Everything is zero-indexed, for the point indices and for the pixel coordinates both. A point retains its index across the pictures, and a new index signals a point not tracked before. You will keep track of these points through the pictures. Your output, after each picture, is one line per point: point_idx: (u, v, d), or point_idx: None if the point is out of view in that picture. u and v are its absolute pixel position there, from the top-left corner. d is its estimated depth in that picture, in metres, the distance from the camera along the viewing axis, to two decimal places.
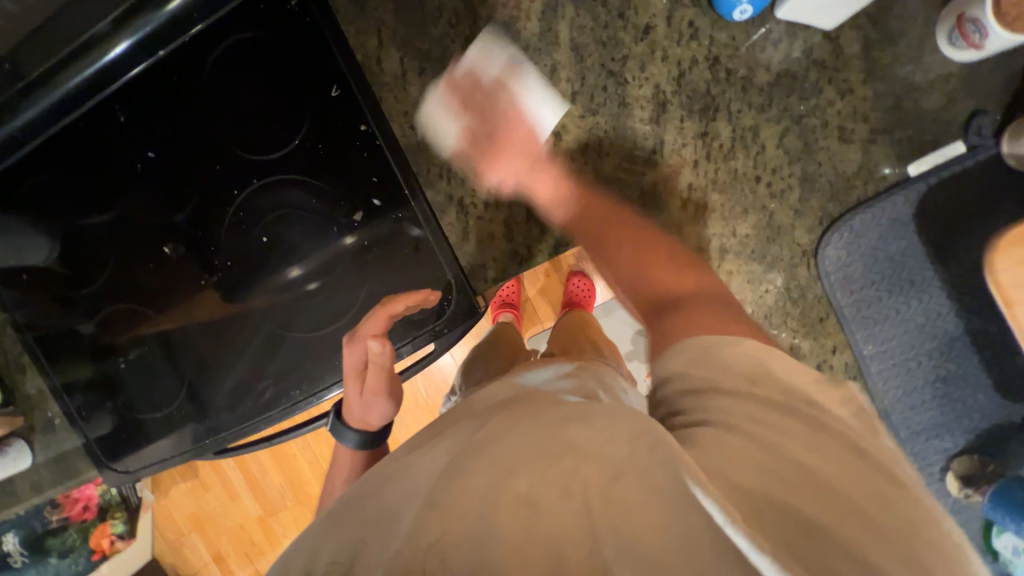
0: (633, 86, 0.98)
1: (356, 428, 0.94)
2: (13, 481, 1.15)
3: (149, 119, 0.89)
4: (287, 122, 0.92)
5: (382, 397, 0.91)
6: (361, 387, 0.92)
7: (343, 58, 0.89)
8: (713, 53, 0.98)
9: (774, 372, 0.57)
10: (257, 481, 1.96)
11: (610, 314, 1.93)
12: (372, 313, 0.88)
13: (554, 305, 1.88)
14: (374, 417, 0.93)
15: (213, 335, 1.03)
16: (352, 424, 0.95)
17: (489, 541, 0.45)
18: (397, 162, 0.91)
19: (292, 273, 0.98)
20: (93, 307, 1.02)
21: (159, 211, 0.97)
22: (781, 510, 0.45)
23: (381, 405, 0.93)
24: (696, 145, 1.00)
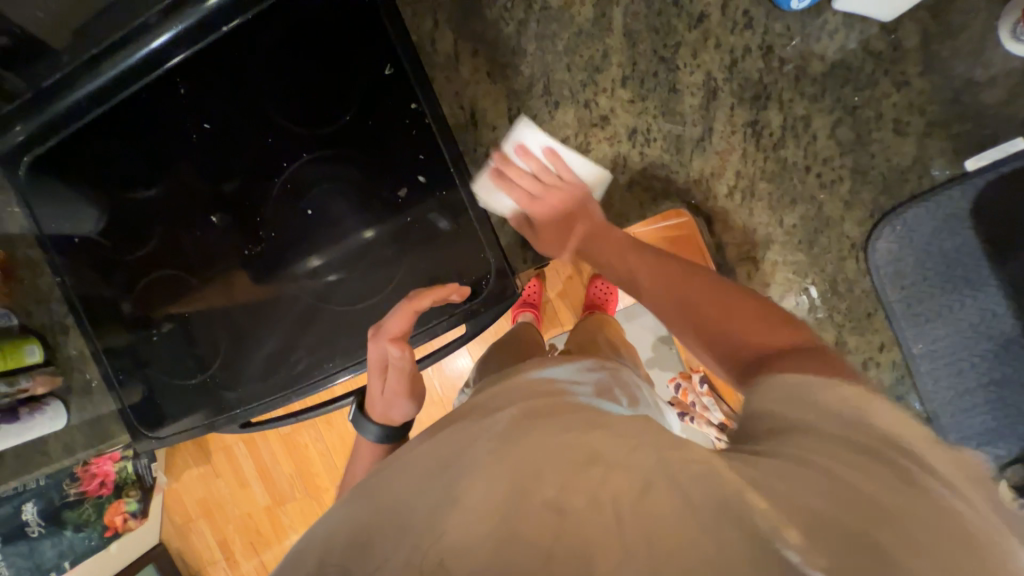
0: (681, 70, 0.87)
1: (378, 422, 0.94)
2: (46, 442, 1.17)
3: (209, 93, 0.95)
4: (339, 98, 0.94)
5: (405, 397, 0.91)
6: (383, 385, 0.92)
7: (396, 35, 0.90)
8: (766, 43, 0.86)
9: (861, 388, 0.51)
10: (267, 469, 1.96)
11: (631, 320, 1.86)
12: (400, 308, 0.88)
13: (574, 308, 1.82)
14: (397, 413, 0.93)
15: (252, 305, 1.04)
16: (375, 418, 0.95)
17: (526, 545, 0.45)
18: (444, 140, 0.91)
19: (313, 263, 1.01)
20: (138, 274, 1.06)
21: (209, 180, 1.00)
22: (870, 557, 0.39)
23: (403, 405, 0.92)
24: (745, 136, 0.88)
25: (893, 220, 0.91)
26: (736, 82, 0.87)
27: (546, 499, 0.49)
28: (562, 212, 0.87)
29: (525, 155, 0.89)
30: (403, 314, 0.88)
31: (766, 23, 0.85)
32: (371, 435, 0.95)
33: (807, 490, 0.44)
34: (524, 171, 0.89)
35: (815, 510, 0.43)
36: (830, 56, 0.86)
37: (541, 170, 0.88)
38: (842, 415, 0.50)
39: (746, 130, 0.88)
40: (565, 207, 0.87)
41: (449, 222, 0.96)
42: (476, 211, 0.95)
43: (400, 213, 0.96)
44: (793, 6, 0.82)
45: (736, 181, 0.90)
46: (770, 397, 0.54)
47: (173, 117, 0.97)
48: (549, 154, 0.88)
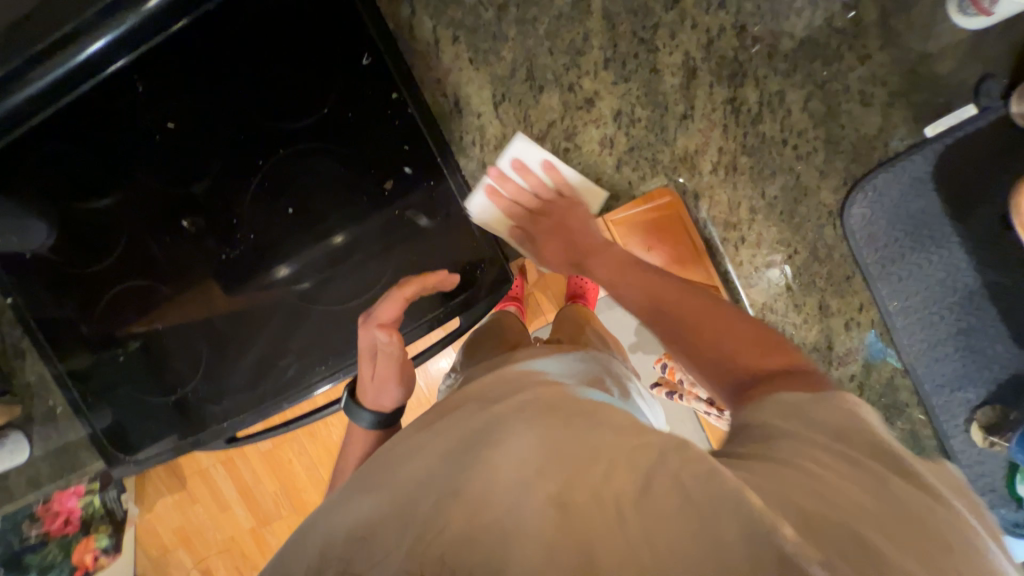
0: (659, 51, 0.85)
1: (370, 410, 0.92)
2: (7, 477, 1.08)
3: (166, 90, 0.89)
4: (316, 90, 0.91)
5: (395, 381, 0.92)
6: (373, 371, 0.91)
7: (371, 23, 0.87)
8: (740, 20, 0.83)
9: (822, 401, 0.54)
10: (249, 489, 1.87)
11: (614, 306, 1.89)
12: (389, 297, 0.86)
13: (557, 298, 1.83)
14: (387, 399, 0.93)
15: (232, 312, 0.99)
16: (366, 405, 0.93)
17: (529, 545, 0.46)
18: (429, 130, 0.90)
19: (280, 272, 0.98)
20: (102, 288, 0.99)
21: (178, 183, 0.95)
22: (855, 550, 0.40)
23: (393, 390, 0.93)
24: (724, 115, 0.85)
25: (865, 185, 0.87)
26: (715, 58, 0.84)
27: (549, 497, 0.49)
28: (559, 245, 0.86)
29: (522, 169, 0.90)
30: (393, 303, 0.87)
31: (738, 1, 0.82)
32: (364, 423, 0.92)
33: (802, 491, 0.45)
34: (524, 185, 0.90)
35: (811, 499, 0.44)
36: (800, 32, 0.83)
37: (540, 184, 0.90)
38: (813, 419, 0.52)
39: (725, 108, 0.85)
40: (567, 215, 0.88)
41: (431, 215, 0.94)
42: (461, 203, 0.94)
43: (388, 207, 0.94)
44: None
45: (717, 160, 0.86)
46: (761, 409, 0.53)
47: (133, 116, 0.91)
48: (549, 170, 0.89)
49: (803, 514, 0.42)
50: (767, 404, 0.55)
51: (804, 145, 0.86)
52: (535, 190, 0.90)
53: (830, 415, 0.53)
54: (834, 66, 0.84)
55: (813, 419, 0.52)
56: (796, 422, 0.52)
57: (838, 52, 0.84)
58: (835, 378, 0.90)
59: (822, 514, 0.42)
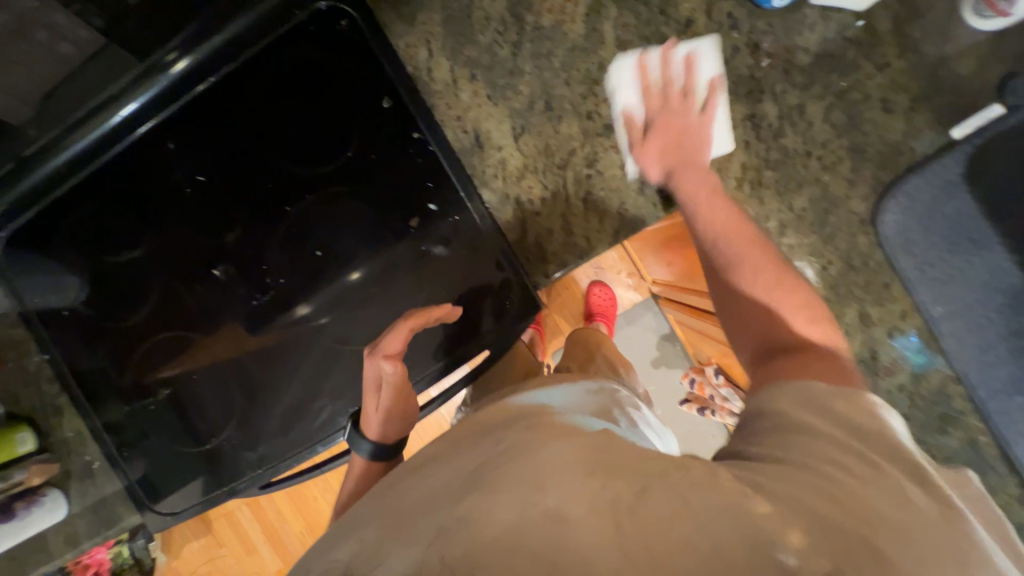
0: (676, 74, 0.86)
1: (372, 440, 0.82)
2: (44, 536, 1.07)
3: (201, 145, 0.94)
4: (339, 135, 0.93)
5: (402, 418, 0.83)
6: (379, 405, 0.83)
7: (390, 67, 0.90)
8: (753, 39, 0.84)
9: (859, 404, 0.53)
10: (274, 530, 1.84)
11: (634, 322, 1.87)
12: (398, 326, 0.80)
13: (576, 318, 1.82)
14: (393, 431, 0.83)
15: (265, 355, 1.00)
16: (369, 435, 0.83)
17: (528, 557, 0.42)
18: (450, 165, 0.90)
19: (300, 310, 0.98)
20: (137, 340, 1.00)
21: (209, 233, 0.97)
22: (850, 536, 0.42)
23: (396, 425, 0.83)
24: (746, 130, 0.85)
25: (896, 191, 0.84)
26: (731, 78, 0.85)
27: (546, 510, 0.44)
28: (662, 144, 0.82)
29: (667, 62, 0.84)
30: (402, 331, 0.81)
31: (749, 23, 0.84)
32: (365, 454, 0.82)
33: (798, 484, 0.46)
34: (667, 89, 0.83)
35: (814, 500, 0.45)
36: (814, 47, 0.84)
37: (682, 96, 0.83)
38: (841, 419, 0.52)
39: (746, 124, 0.85)
40: (681, 135, 0.82)
41: (444, 243, 0.94)
42: (487, 234, 0.93)
43: (415, 243, 0.95)
44: (776, 4, 0.83)
45: (744, 174, 0.86)
46: (795, 410, 0.54)
47: (168, 173, 0.95)
48: (688, 60, 0.84)
49: (816, 525, 0.42)
50: (783, 389, 0.57)
51: (829, 156, 0.85)
52: (665, 85, 0.83)
53: (873, 429, 0.51)
54: (852, 77, 0.84)
55: (850, 428, 0.51)
56: (847, 432, 0.51)
57: (856, 61, 0.84)
58: (882, 387, 0.87)
59: (827, 516, 0.43)
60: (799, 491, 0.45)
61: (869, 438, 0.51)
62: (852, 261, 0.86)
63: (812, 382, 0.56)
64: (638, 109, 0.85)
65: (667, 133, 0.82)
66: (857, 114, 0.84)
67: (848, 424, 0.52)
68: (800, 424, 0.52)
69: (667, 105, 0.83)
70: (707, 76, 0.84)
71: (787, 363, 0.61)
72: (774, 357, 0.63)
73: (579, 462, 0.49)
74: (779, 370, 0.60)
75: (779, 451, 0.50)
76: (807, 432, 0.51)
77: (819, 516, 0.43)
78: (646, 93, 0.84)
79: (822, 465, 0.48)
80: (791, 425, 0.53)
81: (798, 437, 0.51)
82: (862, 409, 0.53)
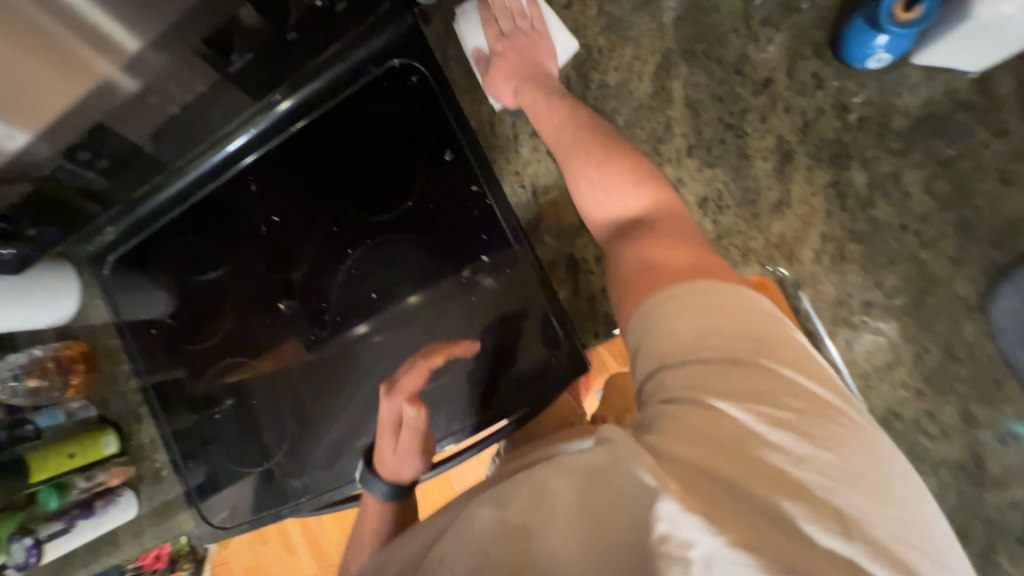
0: (749, 135, 0.81)
1: (387, 480, 0.87)
2: (116, 531, 1.18)
3: (279, 188, 1.02)
4: (402, 183, 0.97)
5: (419, 456, 0.86)
6: (395, 444, 0.86)
7: (455, 121, 0.92)
8: (841, 101, 0.77)
9: (767, 344, 0.49)
10: (314, 536, 1.91)
11: None
12: (416, 365, 0.84)
13: None
14: (407, 471, 0.87)
15: (316, 387, 1.04)
16: (384, 476, 0.88)
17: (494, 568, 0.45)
18: (506, 219, 0.91)
19: (358, 330, 1.01)
20: (208, 361, 1.09)
21: (278, 269, 1.04)
22: (729, 491, 0.41)
23: (414, 463, 0.87)
24: (828, 198, 0.78)
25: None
26: (816, 140, 0.78)
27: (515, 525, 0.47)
28: (511, 63, 0.85)
29: None
30: (419, 370, 0.85)
31: (837, 83, 0.78)
32: (380, 493, 0.87)
33: (687, 441, 0.44)
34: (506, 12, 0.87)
35: (729, 477, 0.42)
36: (915, 110, 0.76)
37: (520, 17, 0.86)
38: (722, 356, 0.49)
39: (828, 191, 0.78)
40: (533, 50, 0.85)
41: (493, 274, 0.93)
42: (537, 290, 0.92)
43: (465, 292, 0.95)
44: (869, 66, 0.75)
45: (822, 246, 0.78)
46: (688, 365, 0.49)
47: (248, 211, 1.03)
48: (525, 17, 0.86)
49: (697, 477, 0.42)
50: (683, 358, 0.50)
51: (929, 230, 0.75)
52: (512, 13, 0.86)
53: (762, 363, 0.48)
54: (961, 142, 0.74)
55: (734, 322, 0.50)
56: (730, 368, 0.48)
57: (967, 126, 0.74)
58: (990, 503, 0.75)
59: (738, 492, 0.41)
60: (688, 451, 0.44)
61: (764, 362, 0.48)
62: (957, 353, 0.75)
63: (709, 343, 0.49)
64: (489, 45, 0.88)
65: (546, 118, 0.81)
66: (967, 186, 0.74)
67: (732, 360, 0.48)
68: (693, 375, 0.49)
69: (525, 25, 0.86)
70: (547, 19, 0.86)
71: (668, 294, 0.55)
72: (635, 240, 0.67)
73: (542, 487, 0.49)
74: (683, 278, 0.56)
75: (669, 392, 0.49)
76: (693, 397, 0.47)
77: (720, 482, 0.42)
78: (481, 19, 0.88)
79: (728, 415, 0.45)
80: (689, 378, 0.49)
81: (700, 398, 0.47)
82: (742, 313, 0.51)
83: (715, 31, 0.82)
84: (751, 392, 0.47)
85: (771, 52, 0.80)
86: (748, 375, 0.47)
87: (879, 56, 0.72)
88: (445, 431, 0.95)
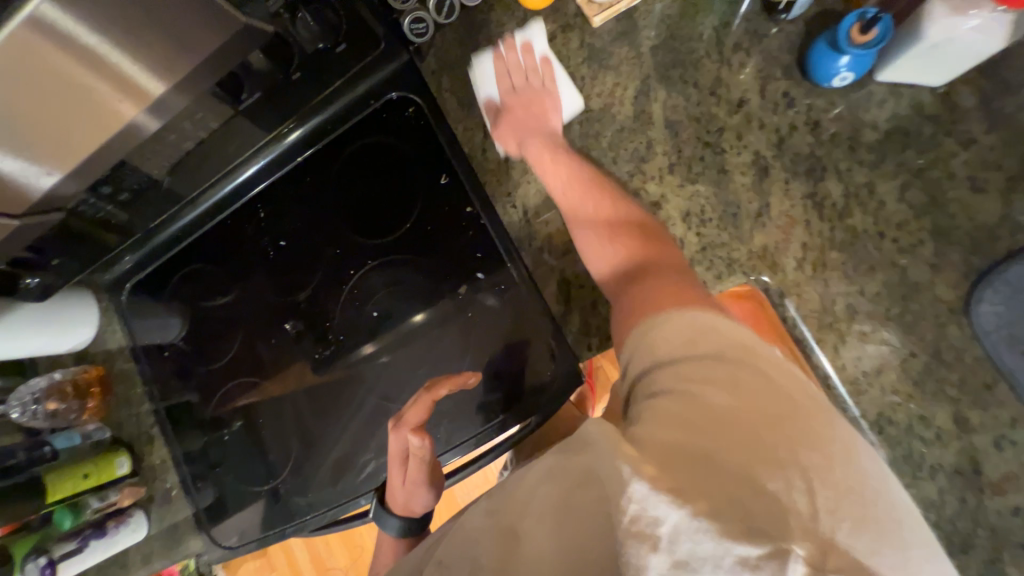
0: (727, 151, 0.85)
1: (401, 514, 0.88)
2: (126, 553, 1.20)
3: (286, 214, 1.07)
4: (401, 207, 1.02)
5: (426, 487, 0.84)
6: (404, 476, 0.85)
7: (450, 147, 0.98)
8: (812, 117, 0.82)
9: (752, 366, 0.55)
10: (322, 561, 1.89)
11: None
12: (417, 397, 0.82)
13: None
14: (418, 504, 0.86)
15: (320, 405, 1.08)
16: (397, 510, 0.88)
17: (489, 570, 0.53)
18: (499, 237, 0.95)
19: (366, 348, 1.05)
20: (217, 382, 1.13)
21: (284, 292, 1.09)
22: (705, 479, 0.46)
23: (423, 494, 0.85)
24: (806, 209, 0.81)
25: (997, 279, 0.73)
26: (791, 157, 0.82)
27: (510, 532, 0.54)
28: (523, 113, 0.92)
29: (525, 51, 0.93)
30: (420, 405, 0.82)
31: (807, 101, 0.82)
32: (392, 529, 0.89)
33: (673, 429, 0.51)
34: (517, 65, 0.94)
35: (707, 449, 0.48)
36: (883, 124, 0.80)
37: (528, 72, 0.93)
38: (712, 367, 0.55)
39: (805, 203, 0.81)
40: (533, 100, 0.92)
41: (495, 294, 0.96)
42: (531, 306, 0.95)
43: (460, 308, 0.99)
44: (835, 83, 0.79)
45: (803, 255, 0.81)
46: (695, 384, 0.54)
47: (257, 238, 1.09)
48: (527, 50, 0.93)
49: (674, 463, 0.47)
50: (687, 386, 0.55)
51: (905, 236, 0.78)
52: (524, 68, 0.93)
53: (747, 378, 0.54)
54: (928, 153, 0.78)
55: (735, 362, 0.56)
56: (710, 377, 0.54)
57: (933, 138, 0.78)
58: (995, 512, 0.73)
59: (716, 466, 0.46)
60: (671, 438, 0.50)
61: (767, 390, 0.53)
62: (943, 357, 0.76)
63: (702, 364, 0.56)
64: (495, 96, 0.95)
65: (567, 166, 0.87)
66: (937, 193, 0.77)
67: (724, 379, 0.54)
68: (679, 381, 0.56)
69: (533, 74, 0.93)
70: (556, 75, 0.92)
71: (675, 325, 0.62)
72: (637, 281, 0.73)
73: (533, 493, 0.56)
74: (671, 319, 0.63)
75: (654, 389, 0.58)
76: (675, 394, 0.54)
77: (691, 450, 0.48)
78: (500, 70, 0.95)
79: (688, 403, 0.53)
80: (676, 381, 0.56)
81: (676, 394, 0.55)
82: (730, 343, 0.57)
83: (690, 57, 0.88)
84: (732, 376, 0.54)
85: (744, 75, 0.85)
86: (743, 384, 0.54)
87: (844, 74, 0.77)
88: (446, 444, 0.97)
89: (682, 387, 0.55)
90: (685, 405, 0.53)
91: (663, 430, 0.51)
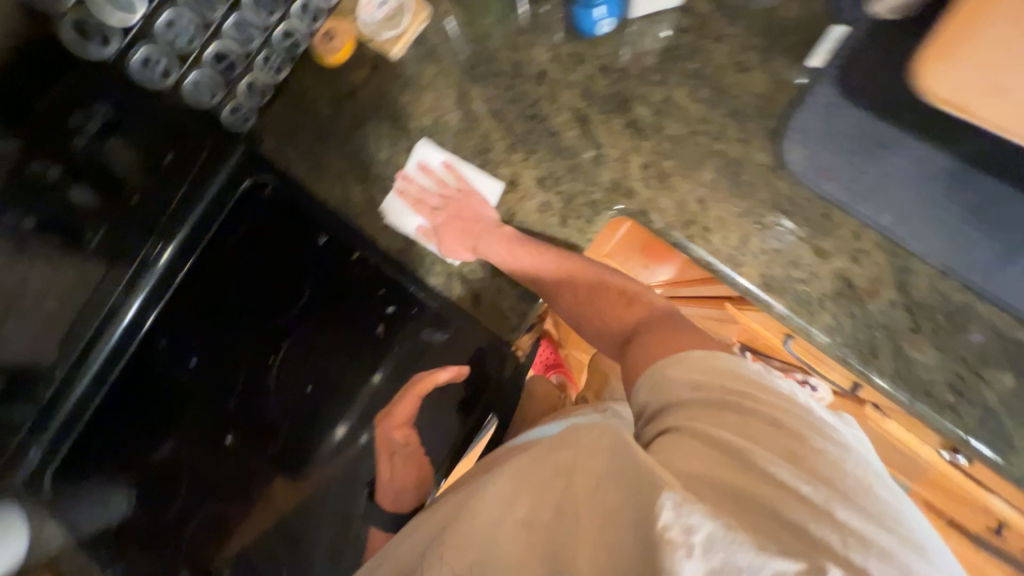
0: (549, 117, 0.95)
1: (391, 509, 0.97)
2: None
3: (186, 332, 1.06)
4: (294, 278, 1.04)
5: (416, 486, 0.96)
6: (392, 473, 0.98)
7: (312, 209, 1.00)
8: (600, 62, 0.94)
9: (758, 395, 0.62)
10: None
11: None
12: (406, 395, 0.97)
13: None
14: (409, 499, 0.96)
15: (293, 500, 1.04)
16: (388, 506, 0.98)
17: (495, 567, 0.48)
18: (393, 266, 0.99)
19: (337, 433, 1.04)
20: (175, 537, 1.04)
21: (212, 407, 1.05)
22: (736, 500, 0.52)
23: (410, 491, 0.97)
24: (629, 135, 0.92)
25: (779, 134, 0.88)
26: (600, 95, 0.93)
27: (519, 521, 0.51)
28: (458, 223, 0.94)
29: (425, 170, 0.97)
30: (410, 400, 0.97)
31: (590, 50, 0.94)
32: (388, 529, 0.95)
33: (694, 460, 0.56)
34: (421, 181, 0.97)
35: (726, 484, 0.53)
36: (656, 46, 0.93)
37: (442, 181, 0.96)
38: (735, 417, 0.60)
39: (626, 131, 0.92)
40: (467, 209, 0.95)
41: (441, 328, 0.99)
42: (447, 313, 0.98)
43: (388, 345, 1.02)
44: (602, 31, 0.91)
45: (644, 173, 0.91)
46: (715, 428, 0.59)
47: (166, 368, 1.06)
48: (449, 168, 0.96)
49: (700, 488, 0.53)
50: (680, 429, 0.61)
51: (714, 126, 0.90)
52: (438, 190, 0.96)
53: (753, 411, 0.60)
54: (701, 54, 0.91)
55: (727, 385, 0.64)
56: (722, 416, 0.61)
57: (695, 43, 0.92)
58: (876, 311, 0.85)
59: (738, 495, 0.52)
60: (691, 467, 0.56)
61: (795, 451, 0.56)
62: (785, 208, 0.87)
63: (710, 411, 0.62)
64: (419, 222, 0.96)
65: (488, 234, 0.92)
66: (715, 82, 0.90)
67: (744, 430, 0.59)
68: (704, 435, 0.59)
69: (456, 194, 0.96)
70: (468, 174, 0.97)
71: (641, 351, 0.77)
72: (632, 341, 0.82)
73: (519, 498, 0.54)
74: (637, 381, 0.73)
75: (690, 430, 0.60)
76: (686, 429, 0.61)
77: (761, 515, 0.50)
78: (412, 201, 0.97)
79: (760, 482, 0.53)
80: (683, 404, 0.64)
81: (703, 437, 0.59)
82: (763, 409, 0.60)
83: (485, 52, 0.97)
84: (765, 447, 0.56)
85: (534, 49, 0.95)
86: (752, 424, 0.59)
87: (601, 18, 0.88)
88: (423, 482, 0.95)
89: (718, 445, 0.57)
90: (774, 494, 0.52)
91: (713, 494, 0.53)
